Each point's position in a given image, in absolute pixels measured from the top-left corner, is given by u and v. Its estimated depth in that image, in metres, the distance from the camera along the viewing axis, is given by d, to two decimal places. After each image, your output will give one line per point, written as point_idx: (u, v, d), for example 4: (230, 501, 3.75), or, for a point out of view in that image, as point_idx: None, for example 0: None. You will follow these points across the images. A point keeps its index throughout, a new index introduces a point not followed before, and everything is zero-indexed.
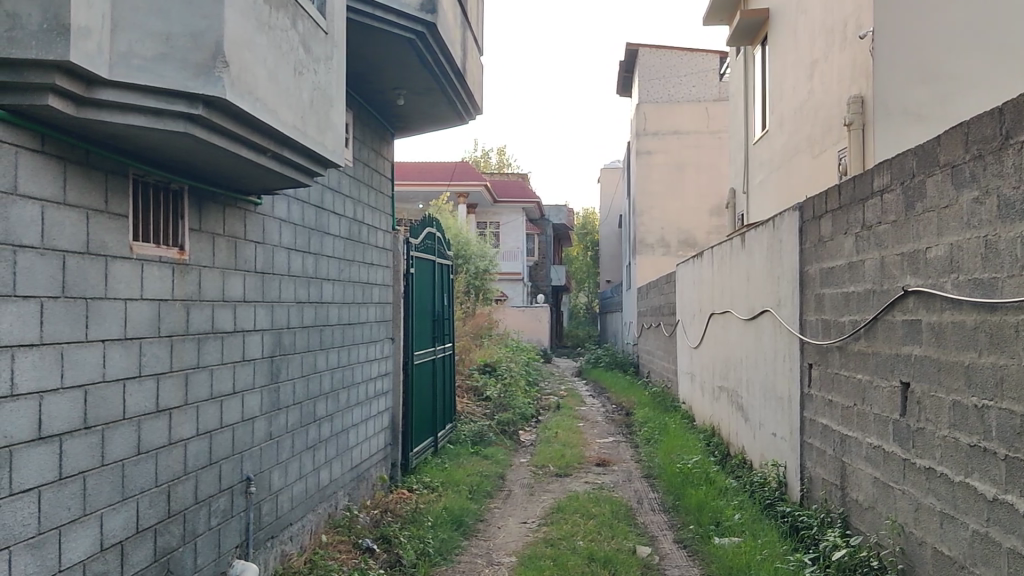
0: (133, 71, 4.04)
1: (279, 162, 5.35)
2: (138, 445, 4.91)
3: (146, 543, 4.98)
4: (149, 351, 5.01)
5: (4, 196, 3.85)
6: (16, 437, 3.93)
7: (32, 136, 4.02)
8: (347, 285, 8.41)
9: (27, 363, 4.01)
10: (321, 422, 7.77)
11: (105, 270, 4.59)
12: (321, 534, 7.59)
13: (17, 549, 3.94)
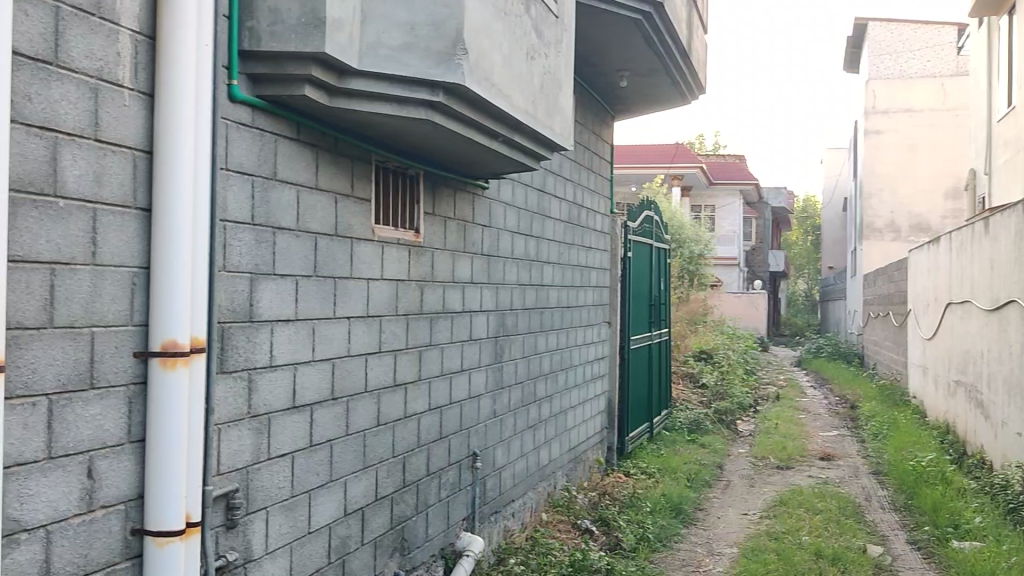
0: (381, 61, 4.23)
1: (510, 146, 5.46)
2: (378, 417, 5.17)
3: (385, 510, 5.25)
4: (388, 328, 5.26)
5: (265, 181, 4.14)
6: (274, 405, 4.24)
7: (289, 124, 4.29)
8: (568, 267, 8.49)
9: (284, 337, 4.30)
10: (542, 403, 7.90)
11: (350, 251, 4.85)
12: (542, 512, 7.76)
13: (274, 509, 4.26)
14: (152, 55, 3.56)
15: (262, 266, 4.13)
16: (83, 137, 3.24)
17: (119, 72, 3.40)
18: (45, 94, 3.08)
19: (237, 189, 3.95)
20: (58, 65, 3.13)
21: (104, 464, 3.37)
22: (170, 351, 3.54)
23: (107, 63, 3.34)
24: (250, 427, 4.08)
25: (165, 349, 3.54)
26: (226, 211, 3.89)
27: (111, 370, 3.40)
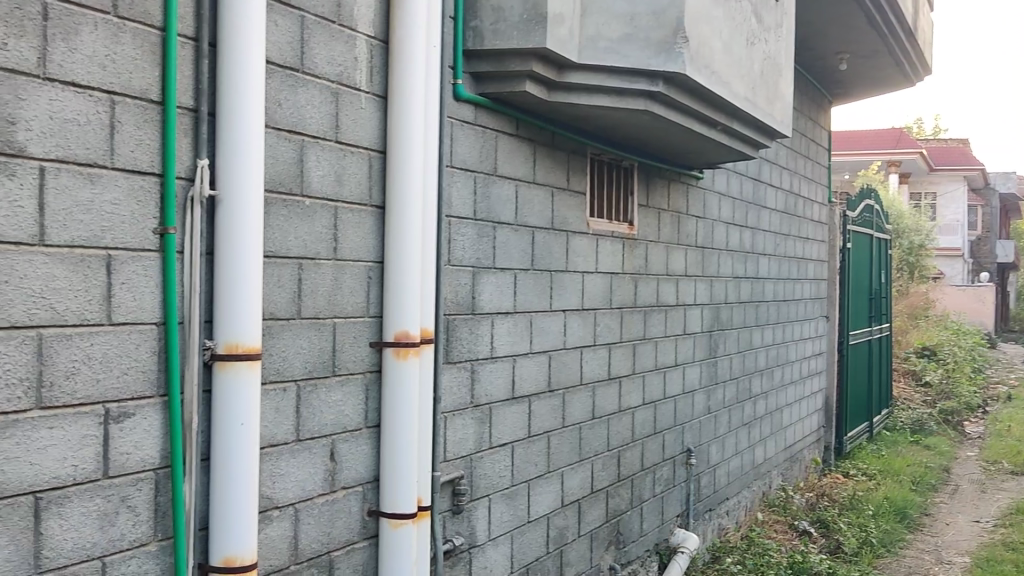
0: (601, 53, 4.26)
1: (728, 135, 5.36)
2: (593, 410, 5.19)
3: (600, 503, 5.28)
4: (603, 321, 5.28)
5: (487, 177, 4.24)
6: (495, 396, 4.34)
7: (509, 120, 4.38)
8: (783, 259, 8.23)
9: (504, 329, 4.40)
10: (757, 400, 7.70)
11: (566, 245, 4.89)
12: (757, 511, 7.57)
13: (496, 497, 4.36)
14: (385, 59, 3.72)
15: (483, 260, 4.24)
16: (326, 139, 3.43)
17: (356, 75, 3.57)
18: (293, 99, 3.28)
19: (461, 184, 4.07)
20: (304, 72, 3.33)
21: (344, 448, 3.55)
22: (402, 342, 3.67)
23: (346, 68, 3.52)
24: (473, 416, 4.20)
25: (398, 340, 3.67)
26: (451, 207, 4.02)
27: (350, 358, 3.59)
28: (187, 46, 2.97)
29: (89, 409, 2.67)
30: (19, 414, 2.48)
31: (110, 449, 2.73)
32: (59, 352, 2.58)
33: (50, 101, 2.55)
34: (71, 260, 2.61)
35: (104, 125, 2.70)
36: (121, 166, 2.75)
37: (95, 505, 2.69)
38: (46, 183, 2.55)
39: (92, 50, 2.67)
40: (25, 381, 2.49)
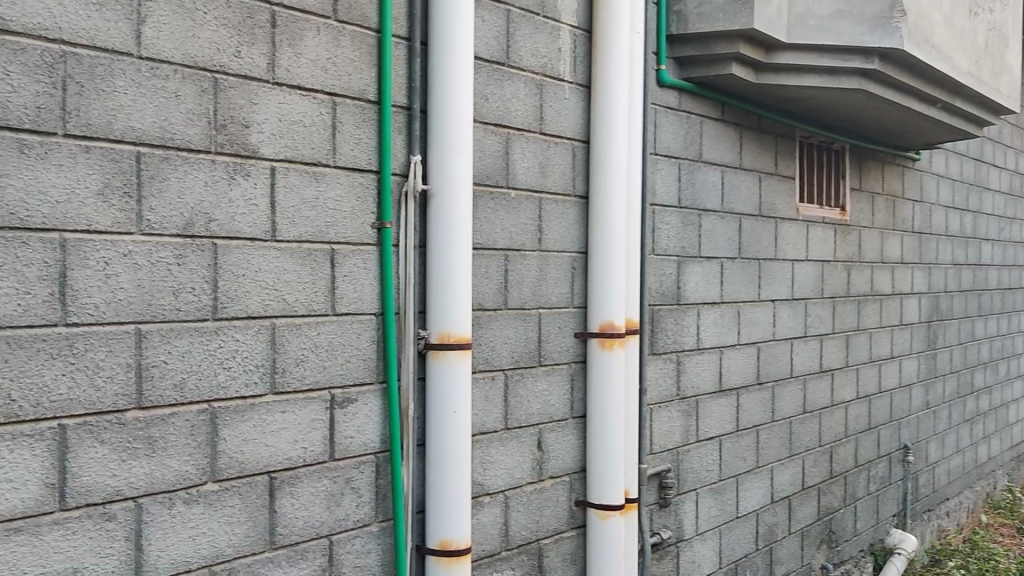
0: (811, 31, 4.09)
1: (949, 112, 5.04)
2: (804, 404, 5.01)
3: (812, 501, 5.09)
4: (813, 311, 5.08)
5: (691, 163, 4.16)
6: (701, 388, 4.27)
7: (713, 105, 4.28)
8: (1009, 245, 7.66)
9: (711, 320, 4.32)
10: (981, 395, 7.22)
11: (774, 233, 4.74)
12: (980, 513, 7.10)
13: (703, 491, 4.29)
14: (587, 49, 3.72)
15: (689, 249, 4.17)
16: (530, 131, 3.47)
17: (560, 66, 3.59)
18: (499, 93, 3.33)
19: (665, 172, 4.02)
20: (511, 65, 3.38)
21: (552, 437, 3.58)
22: (608, 332, 3.65)
23: (550, 59, 3.55)
24: (679, 408, 4.14)
25: (604, 331, 3.65)
26: (655, 195, 3.97)
27: (558, 348, 3.61)
28: (401, 45, 3.07)
29: (317, 394, 2.81)
30: (255, 398, 2.65)
31: (335, 433, 2.86)
32: (289, 341, 2.73)
33: (278, 104, 2.70)
34: (299, 254, 2.76)
35: (327, 125, 2.83)
36: (342, 164, 2.88)
37: (323, 485, 2.83)
38: (275, 182, 2.70)
39: (316, 54, 2.80)
40: (259, 367, 2.66)
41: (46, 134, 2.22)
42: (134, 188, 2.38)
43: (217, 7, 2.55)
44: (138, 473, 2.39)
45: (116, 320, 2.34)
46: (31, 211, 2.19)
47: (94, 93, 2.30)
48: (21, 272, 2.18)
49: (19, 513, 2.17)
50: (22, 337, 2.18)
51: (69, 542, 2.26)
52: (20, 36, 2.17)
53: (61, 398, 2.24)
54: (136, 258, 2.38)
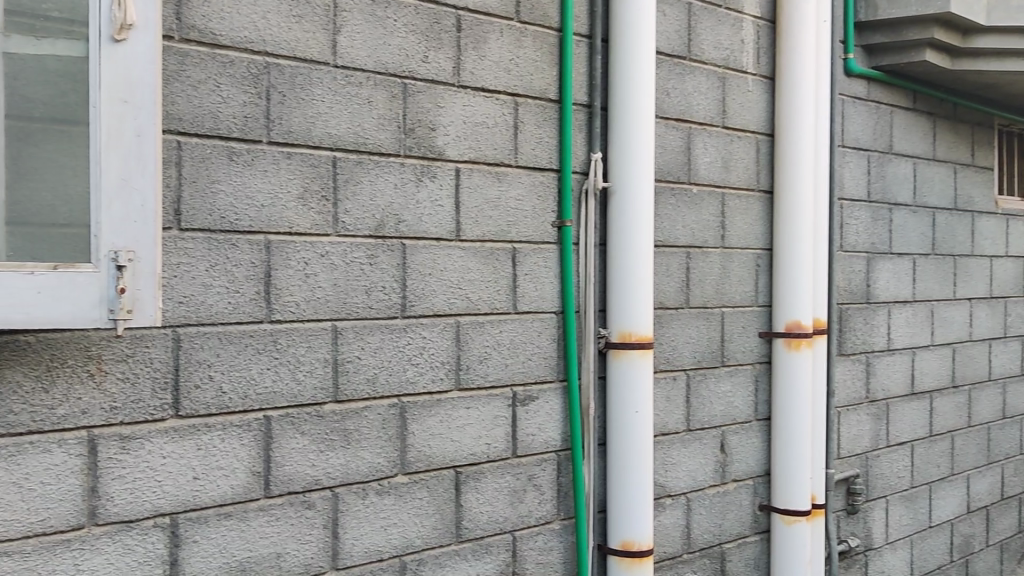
0: (1014, 13, 3.82)
1: None
2: (1004, 409, 4.70)
3: (1013, 512, 4.77)
4: (1014, 310, 4.76)
5: (881, 155, 3.98)
6: (893, 391, 4.08)
7: (904, 94, 4.08)
8: None
9: (903, 319, 4.11)
10: None
11: (972, 227, 4.47)
12: None
13: (894, 499, 4.09)
14: (772, 40, 3.62)
15: (879, 245, 3.99)
16: (712, 125, 3.40)
17: (743, 59, 3.50)
18: (680, 88, 3.28)
19: (854, 165, 3.85)
20: (692, 59, 3.32)
21: (735, 440, 3.50)
22: (794, 332, 3.53)
23: (732, 52, 3.46)
24: (869, 412, 3.97)
25: (790, 331, 3.53)
26: (843, 190, 3.81)
27: (741, 348, 3.52)
28: (582, 43, 3.07)
29: (500, 392, 2.85)
30: (442, 394, 2.71)
31: (517, 430, 2.89)
32: (474, 339, 2.78)
33: (463, 106, 2.76)
34: (483, 254, 2.80)
35: (509, 126, 2.87)
36: (524, 164, 2.91)
37: (506, 482, 2.87)
38: (460, 183, 2.75)
39: (499, 56, 2.84)
40: (446, 364, 2.72)
41: (253, 143, 2.35)
42: (330, 192, 2.48)
43: (407, 14, 2.63)
44: (335, 463, 2.49)
45: (314, 317, 2.45)
46: (240, 215, 2.32)
47: (294, 102, 2.41)
48: (231, 273, 2.31)
49: (228, 499, 2.32)
50: (232, 333, 2.31)
51: (273, 528, 2.39)
52: (229, 49, 2.30)
53: (266, 391, 2.37)
54: (332, 259, 2.49)
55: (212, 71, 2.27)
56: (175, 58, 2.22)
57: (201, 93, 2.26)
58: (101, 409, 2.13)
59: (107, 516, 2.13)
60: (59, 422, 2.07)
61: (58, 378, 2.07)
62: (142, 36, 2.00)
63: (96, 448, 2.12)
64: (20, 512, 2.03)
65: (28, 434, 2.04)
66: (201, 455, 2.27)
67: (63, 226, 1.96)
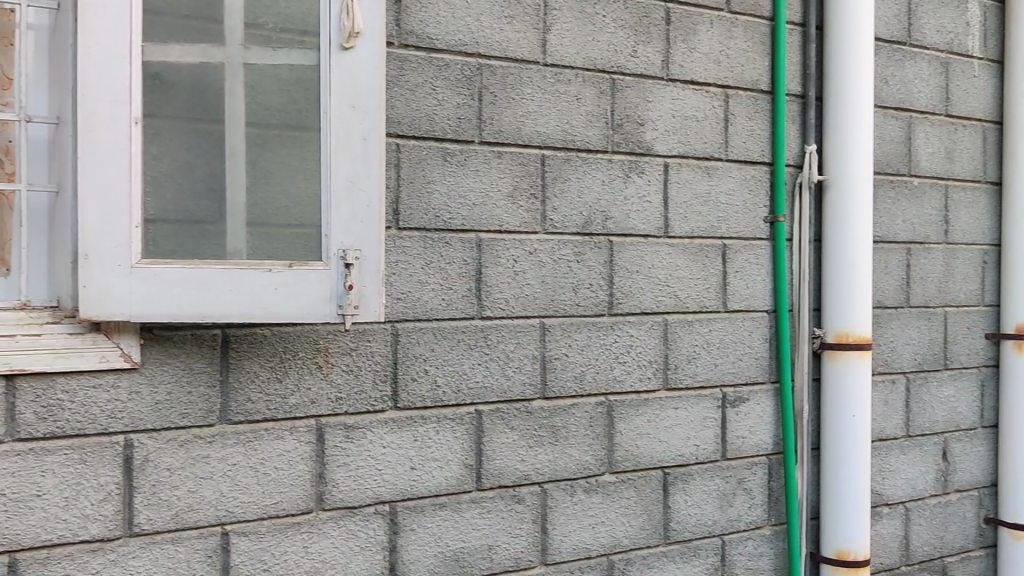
0: None
1: None
2: None
3: None
4: None
5: None
6: None
7: None
8: None
9: None
10: None
11: None
12: None
13: None
14: (1001, 20, 3.37)
15: None
16: (934, 114, 3.20)
17: (969, 41, 3.28)
18: (900, 74, 3.11)
19: None
20: (913, 44, 3.14)
21: (958, 447, 3.29)
22: None
23: (957, 34, 3.25)
24: None
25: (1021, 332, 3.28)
26: None
27: (965, 351, 3.30)
28: (795, 32, 2.97)
29: (709, 392, 2.79)
30: (650, 393, 2.69)
31: (727, 432, 2.82)
32: (682, 338, 2.73)
33: (672, 100, 2.72)
34: (692, 250, 2.75)
35: (719, 119, 2.80)
36: (735, 158, 2.83)
37: (715, 484, 2.81)
38: (669, 179, 2.71)
39: (708, 48, 2.78)
40: (654, 363, 2.69)
41: (465, 143, 2.39)
42: (539, 190, 2.50)
43: (616, 10, 2.61)
44: (544, 459, 2.51)
45: (523, 314, 2.48)
46: (454, 213, 2.37)
47: (506, 101, 2.44)
48: (445, 270, 2.37)
49: (443, 491, 2.38)
50: (446, 329, 2.37)
51: (485, 520, 2.43)
52: (444, 52, 2.36)
53: (478, 386, 2.41)
54: (541, 256, 2.50)
55: (428, 74, 2.33)
56: (395, 63, 2.29)
57: (419, 96, 2.32)
58: (327, 399, 2.23)
59: (333, 501, 2.24)
60: (290, 411, 2.19)
61: (290, 369, 2.20)
62: (368, 43, 2.08)
63: (323, 437, 2.23)
64: (256, 495, 2.16)
65: (263, 421, 2.17)
66: (418, 447, 2.34)
67: (296, 225, 2.06)
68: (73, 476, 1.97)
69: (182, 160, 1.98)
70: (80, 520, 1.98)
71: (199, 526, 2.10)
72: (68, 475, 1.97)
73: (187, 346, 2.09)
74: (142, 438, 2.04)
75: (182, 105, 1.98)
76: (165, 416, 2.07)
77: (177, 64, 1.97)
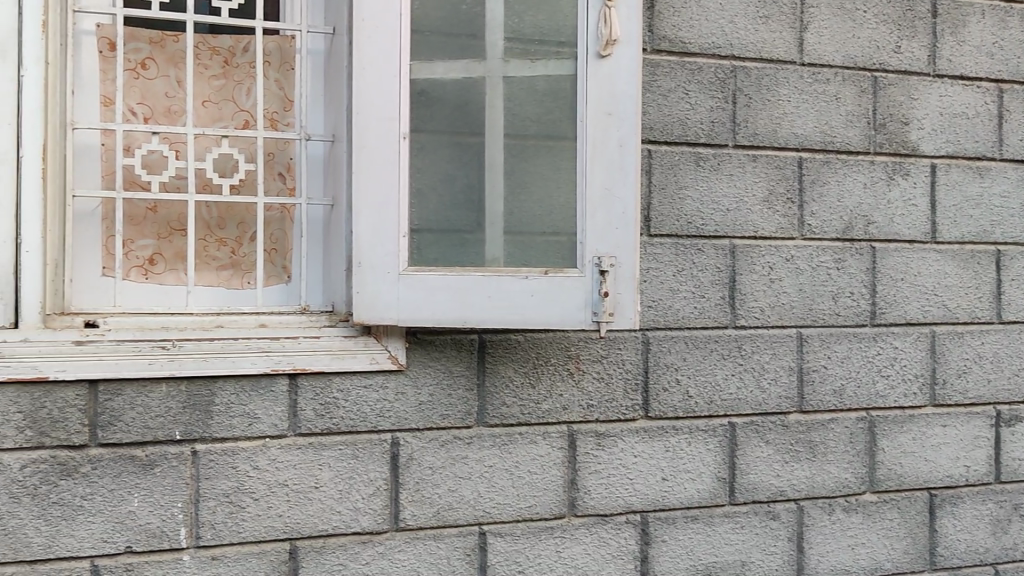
0: None
1: None
2: None
3: None
4: None
5: None
6: None
7: None
8: None
9: None
10: None
11: None
12: None
13: None
14: None
15: None
16: None
17: None
18: None
19: None
20: None
21: None
22: None
23: None
24: None
25: None
26: None
27: None
28: None
29: (981, 410, 2.59)
30: (915, 410, 2.53)
31: (1002, 453, 2.61)
32: (951, 351, 2.56)
33: (940, 97, 2.55)
34: (963, 256, 2.57)
35: (993, 115, 2.60)
36: (1010, 157, 2.62)
37: (989, 509, 2.60)
38: (937, 180, 2.54)
39: (981, 40, 2.58)
40: (920, 377, 2.52)
41: (719, 147, 2.35)
42: (796, 194, 2.41)
43: (878, 4, 2.48)
44: (800, 475, 2.42)
45: (779, 323, 2.40)
46: (706, 220, 2.33)
47: (761, 104, 2.38)
48: (697, 277, 2.33)
49: (695, 503, 2.34)
50: (698, 338, 2.33)
51: (739, 535, 2.37)
52: (697, 56, 2.33)
53: (731, 397, 2.36)
54: (798, 263, 2.41)
55: (681, 79, 2.31)
56: (648, 69, 2.29)
57: (672, 101, 2.30)
58: (579, 405, 2.25)
59: (585, 508, 2.25)
60: (544, 416, 2.22)
61: (543, 375, 2.22)
62: (624, 51, 2.09)
63: (575, 443, 2.25)
64: (512, 497, 2.21)
65: (518, 425, 2.21)
66: (670, 457, 2.31)
67: (551, 233, 2.09)
68: (346, 471, 2.10)
69: (446, 171, 2.07)
70: (351, 513, 2.10)
71: (459, 525, 2.17)
72: (342, 469, 2.10)
73: (447, 351, 2.16)
74: (407, 437, 2.14)
75: (446, 119, 2.06)
76: (427, 416, 2.15)
77: (442, 80, 2.06)
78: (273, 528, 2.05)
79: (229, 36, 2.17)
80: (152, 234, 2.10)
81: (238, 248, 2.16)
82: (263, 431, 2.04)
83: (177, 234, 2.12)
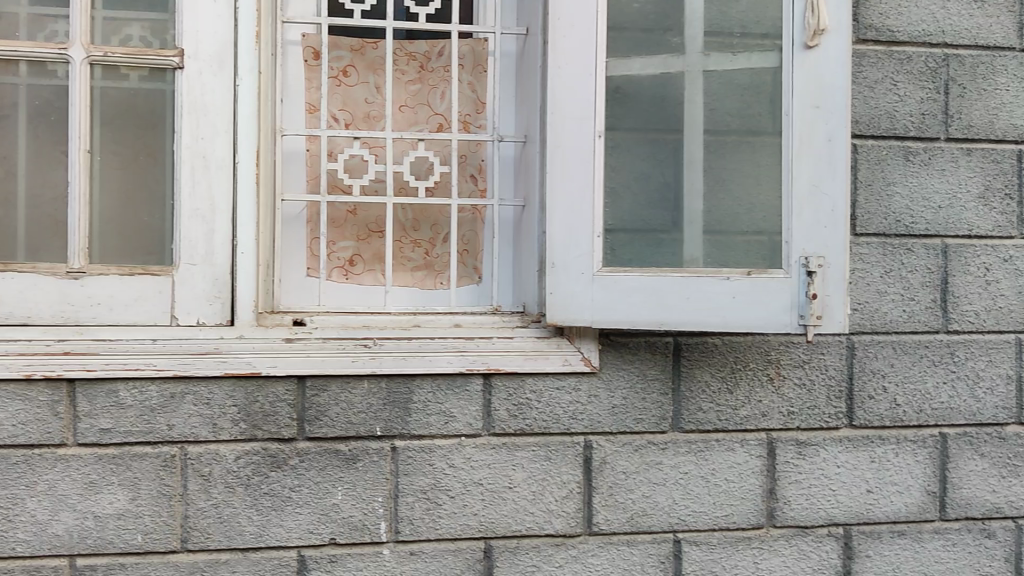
0: None
1: None
2: None
3: None
4: None
5: None
6: None
7: None
8: None
9: None
10: None
11: None
12: None
13: None
14: None
15: None
16: None
17: None
18: None
19: None
20: None
21: None
22: None
23: None
24: None
25: None
26: None
27: None
28: None
29: None
30: None
31: None
32: None
33: None
34: None
35: None
36: None
37: None
38: None
39: None
40: None
41: (930, 141, 2.22)
42: (1015, 190, 2.25)
43: None
44: (1019, 492, 2.25)
45: (996, 328, 2.24)
46: (916, 218, 2.21)
47: (976, 94, 2.23)
48: (907, 279, 2.21)
49: (903, 518, 2.21)
50: (907, 343, 2.21)
51: (951, 554, 2.23)
52: (907, 45, 2.21)
53: (943, 407, 2.22)
54: (1018, 264, 2.25)
55: (889, 70, 2.20)
56: (855, 60, 2.18)
57: (879, 93, 2.19)
58: (779, 412, 2.17)
59: (785, 519, 2.17)
60: (742, 422, 2.15)
61: (741, 380, 2.16)
62: (833, 41, 2.00)
63: (775, 451, 2.17)
64: (708, 505, 2.15)
65: (714, 431, 2.15)
66: (875, 468, 2.20)
67: (751, 232, 2.03)
68: (540, 472, 2.09)
69: (642, 170, 2.03)
70: (545, 514, 2.09)
71: (653, 531, 2.14)
72: (536, 470, 2.09)
73: (641, 353, 2.12)
74: (601, 440, 2.11)
75: (643, 116, 2.03)
76: (621, 420, 2.12)
77: (639, 77, 2.02)
78: (469, 527, 2.07)
79: (426, 41, 2.21)
80: (353, 236, 2.17)
81: (432, 249, 2.20)
82: (459, 430, 2.06)
83: (375, 236, 2.18)
